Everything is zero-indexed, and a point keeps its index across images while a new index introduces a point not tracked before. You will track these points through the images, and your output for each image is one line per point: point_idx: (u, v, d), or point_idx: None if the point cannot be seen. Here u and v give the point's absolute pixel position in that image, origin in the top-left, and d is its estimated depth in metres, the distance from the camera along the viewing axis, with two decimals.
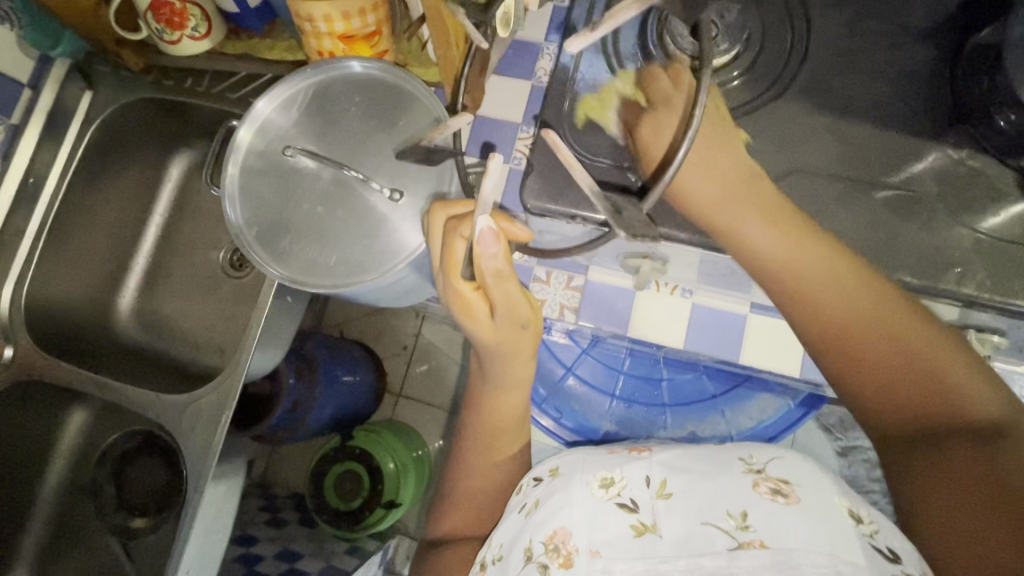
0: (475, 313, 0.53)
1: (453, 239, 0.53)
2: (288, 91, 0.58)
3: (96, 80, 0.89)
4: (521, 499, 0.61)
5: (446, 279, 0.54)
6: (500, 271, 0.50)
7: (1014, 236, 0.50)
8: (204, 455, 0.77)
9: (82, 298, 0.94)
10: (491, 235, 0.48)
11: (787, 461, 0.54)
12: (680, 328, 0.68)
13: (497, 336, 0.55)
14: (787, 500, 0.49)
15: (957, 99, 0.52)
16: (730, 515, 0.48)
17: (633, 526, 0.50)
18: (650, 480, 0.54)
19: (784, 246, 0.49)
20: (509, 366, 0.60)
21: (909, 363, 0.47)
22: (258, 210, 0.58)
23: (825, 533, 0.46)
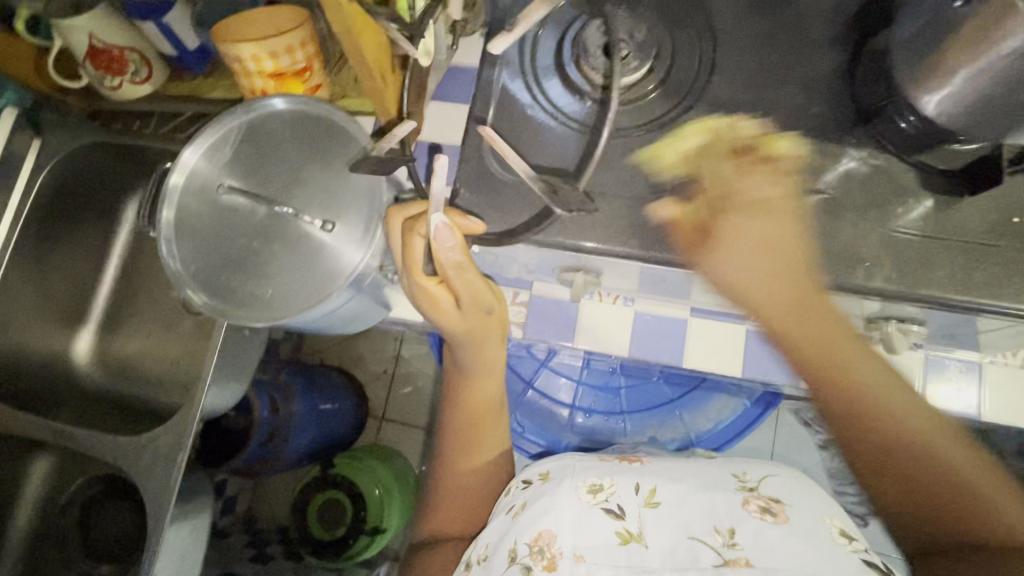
0: (441, 303, 0.59)
1: (411, 236, 0.56)
2: (218, 131, 0.60)
3: (45, 126, 0.87)
4: (509, 501, 0.67)
5: (409, 276, 0.59)
6: (461, 264, 0.55)
7: (920, 229, 0.52)
8: (161, 495, 0.77)
9: (41, 344, 0.95)
10: (446, 231, 0.53)
11: (778, 480, 0.63)
12: (624, 337, 0.69)
13: (463, 321, 0.61)
14: (775, 518, 0.57)
15: (857, 102, 0.54)
16: (717, 531, 0.56)
17: (620, 534, 0.58)
18: (639, 489, 0.61)
19: (767, 289, 0.51)
20: (480, 350, 0.65)
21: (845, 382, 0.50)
22: (195, 249, 0.59)
23: (810, 549, 0.53)
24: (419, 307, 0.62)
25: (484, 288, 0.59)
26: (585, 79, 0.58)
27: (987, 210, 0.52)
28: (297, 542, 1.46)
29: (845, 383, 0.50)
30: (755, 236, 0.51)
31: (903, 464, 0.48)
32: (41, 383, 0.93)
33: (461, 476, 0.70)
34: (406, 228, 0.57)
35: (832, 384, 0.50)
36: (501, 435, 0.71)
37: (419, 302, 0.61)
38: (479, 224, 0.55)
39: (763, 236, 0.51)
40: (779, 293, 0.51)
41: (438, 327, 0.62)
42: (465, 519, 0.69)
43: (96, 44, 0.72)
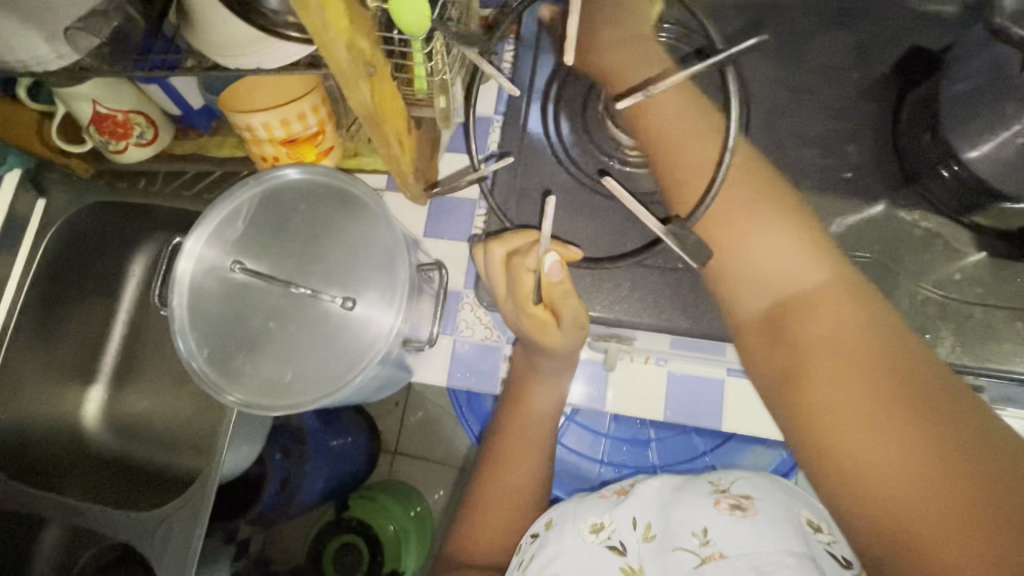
0: (546, 327, 0.55)
1: (519, 272, 0.53)
2: (230, 206, 0.57)
3: (48, 187, 0.86)
4: (519, 558, 0.62)
5: (516, 305, 0.56)
6: (569, 294, 0.50)
7: (976, 296, 0.49)
8: (179, 573, 0.73)
9: (48, 409, 0.91)
10: (558, 267, 0.48)
11: (749, 478, 0.61)
12: (658, 399, 0.67)
13: (565, 342, 0.57)
14: (746, 512, 0.55)
15: (903, 157, 0.52)
16: (694, 534, 0.54)
17: (622, 570, 0.55)
18: (636, 523, 0.59)
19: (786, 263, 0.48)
20: (564, 360, 0.62)
21: (885, 355, 0.42)
22: (209, 332, 0.56)
23: (778, 538, 0.51)
24: (523, 331, 0.59)
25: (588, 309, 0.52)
26: (613, 140, 0.58)
27: None
28: None
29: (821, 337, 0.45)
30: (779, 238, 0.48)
31: (901, 359, 0.42)
32: (47, 451, 0.90)
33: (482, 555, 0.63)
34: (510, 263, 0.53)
35: (889, 366, 0.41)
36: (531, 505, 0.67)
37: (522, 327, 0.58)
38: (575, 251, 0.52)
39: (788, 252, 0.48)
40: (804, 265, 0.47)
41: (539, 348, 0.59)
42: None
43: (100, 109, 0.70)
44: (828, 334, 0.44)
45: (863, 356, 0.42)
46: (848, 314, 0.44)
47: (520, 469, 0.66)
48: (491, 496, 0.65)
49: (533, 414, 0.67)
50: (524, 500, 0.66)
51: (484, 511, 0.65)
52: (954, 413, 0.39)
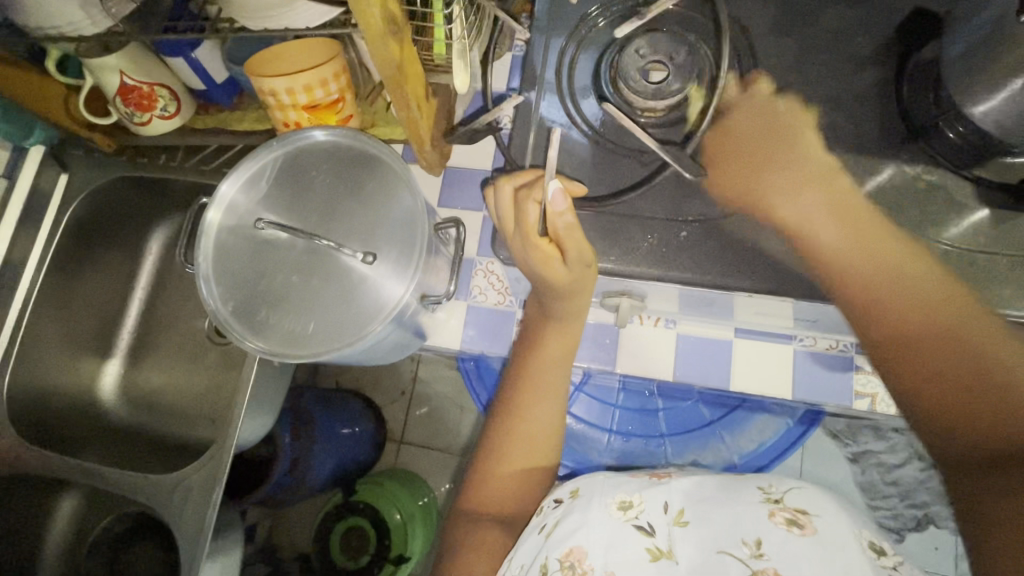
0: (551, 262, 0.57)
1: (526, 204, 0.57)
2: (255, 165, 0.59)
3: (71, 163, 0.88)
4: (541, 519, 0.65)
5: (523, 239, 0.58)
6: (572, 227, 0.54)
7: (980, 244, 0.51)
8: (197, 532, 0.75)
9: (67, 380, 0.93)
10: (561, 196, 0.52)
11: (805, 493, 0.60)
12: (668, 359, 0.68)
13: (569, 279, 0.58)
14: (802, 530, 0.55)
15: (906, 116, 0.54)
16: (744, 544, 0.54)
17: (650, 551, 0.57)
18: (668, 507, 0.60)
19: (842, 235, 0.52)
20: (571, 304, 0.62)
21: (946, 341, 0.51)
22: (233, 286, 0.58)
23: (836, 564, 0.52)
24: (529, 270, 0.61)
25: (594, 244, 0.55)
26: (626, 103, 0.57)
27: None
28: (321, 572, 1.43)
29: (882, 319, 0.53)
30: (822, 202, 0.53)
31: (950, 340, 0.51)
32: (66, 421, 0.92)
33: (491, 503, 0.67)
34: (520, 196, 0.57)
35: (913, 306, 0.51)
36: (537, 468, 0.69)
37: (527, 263, 0.60)
38: (581, 188, 0.56)
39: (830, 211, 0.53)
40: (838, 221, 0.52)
41: (545, 284, 0.60)
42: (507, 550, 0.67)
43: (127, 81, 0.72)
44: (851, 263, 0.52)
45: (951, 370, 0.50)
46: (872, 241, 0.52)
47: (533, 419, 0.68)
48: (506, 451, 0.67)
49: (549, 365, 0.67)
50: (537, 446, 0.68)
51: (498, 459, 0.68)
52: (975, 334, 0.49)
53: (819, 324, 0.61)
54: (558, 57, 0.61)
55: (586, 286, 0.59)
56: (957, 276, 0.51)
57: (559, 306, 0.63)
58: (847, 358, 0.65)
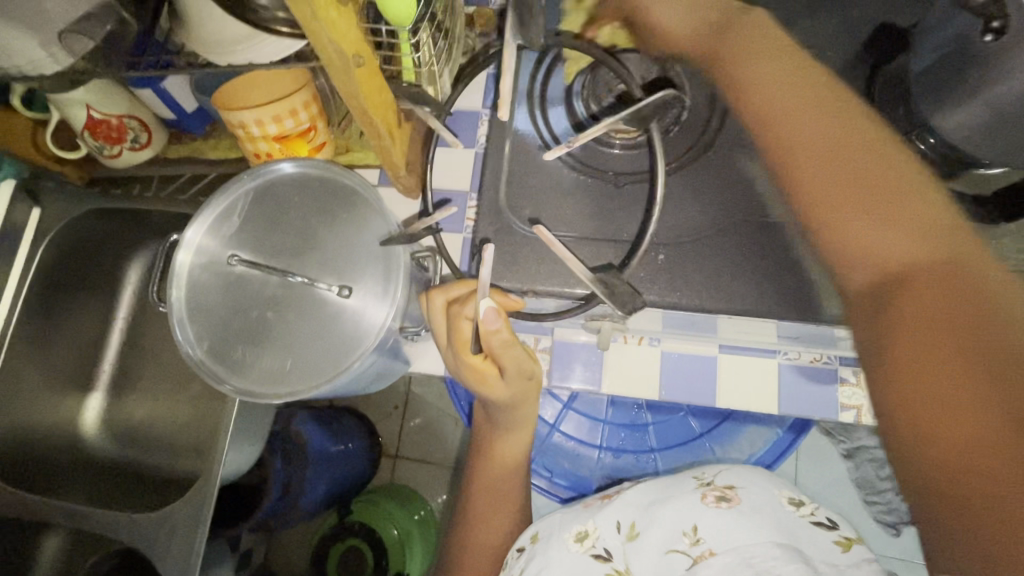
0: (487, 377, 0.58)
1: (458, 321, 0.55)
2: (225, 201, 0.58)
3: (44, 197, 0.87)
4: (507, 574, 0.66)
5: (455, 355, 0.58)
6: (505, 342, 0.53)
7: None
8: (186, 569, 0.74)
9: (48, 417, 0.91)
10: (493, 314, 0.51)
11: (733, 472, 0.66)
12: (653, 379, 0.68)
13: (509, 392, 0.59)
14: (730, 503, 0.61)
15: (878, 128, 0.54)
16: (685, 535, 0.60)
17: (610, 574, 0.61)
18: (620, 526, 0.64)
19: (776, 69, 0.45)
20: (517, 412, 0.63)
21: (840, 149, 0.42)
22: (207, 325, 0.57)
23: (762, 528, 0.58)
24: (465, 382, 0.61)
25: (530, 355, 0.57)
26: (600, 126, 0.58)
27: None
28: None
29: (824, 210, 0.41)
30: (775, 70, 0.46)
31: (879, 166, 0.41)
32: (46, 459, 0.89)
33: (478, 526, 0.71)
34: (450, 310, 0.56)
35: (861, 175, 0.41)
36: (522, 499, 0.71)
37: (464, 376, 0.60)
38: (518, 300, 0.55)
39: (774, 76, 0.45)
40: (806, 98, 0.44)
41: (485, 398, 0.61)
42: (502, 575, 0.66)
43: (95, 115, 0.71)
44: (800, 125, 0.43)
45: (887, 217, 0.39)
46: (822, 113, 0.43)
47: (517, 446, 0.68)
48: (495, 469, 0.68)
49: (524, 421, 0.65)
50: (511, 472, 0.70)
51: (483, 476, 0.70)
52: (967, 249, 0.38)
53: (801, 338, 0.61)
54: (530, 79, 0.60)
55: (527, 388, 0.60)
56: None
57: (510, 404, 0.61)
58: (830, 370, 0.65)
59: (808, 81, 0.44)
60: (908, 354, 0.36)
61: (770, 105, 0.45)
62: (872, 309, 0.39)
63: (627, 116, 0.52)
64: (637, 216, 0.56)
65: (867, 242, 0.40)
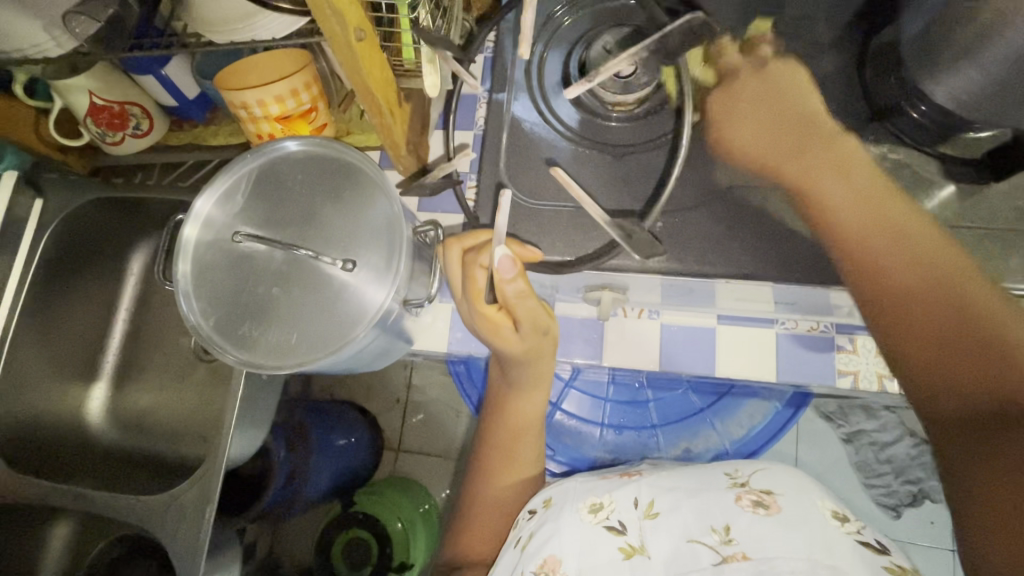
0: (501, 328, 0.62)
1: (473, 269, 0.59)
2: (230, 180, 0.59)
3: (45, 188, 0.87)
4: (517, 533, 0.67)
5: (470, 304, 0.62)
6: (520, 292, 0.57)
7: (947, 218, 0.52)
8: (194, 549, 0.75)
9: (53, 406, 0.92)
10: (507, 262, 0.54)
11: (771, 475, 0.64)
12: (653, 352, 0.69)
13: (522, 346, 0.63)
14: (768, 510, 0.58)
15: (870, 97, 0.55)
16: (713, 531, 0.58)
17: (622, 549, 0.59)
18: (638, 502, 0.63)
19: (849, 188, 0.51)
20: (534, 369, 0.67)
21: (947, 296, 0.45)
22: (213, 301, 0.58)
23: (801, 538, 0.55)
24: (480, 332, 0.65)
25: (543, 309, 0.60)
26: (596, 99, 0.58)
27: (1012, 194, 0.52)
28: None
29: (882, 298, 0.48)
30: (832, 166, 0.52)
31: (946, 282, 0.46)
32: (53, 447, 0.90)
33: (485, 495, 0.71)
34: (466, 260, 0.59)
35: (909, 259, 0.48)
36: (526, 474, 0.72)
37: (479, 326, 0.65)
38: (537, 252, 0.55)
39: (828, 168, 0.52)
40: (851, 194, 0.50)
41: (501, 353, 0.65)
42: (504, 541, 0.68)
43: (96, 101, 0.72)
44: (845, 213, 0.51)
45: (936, 319, 0.45)
46: (868, 199, 0.50)
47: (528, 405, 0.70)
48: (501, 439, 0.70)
49: (538, 376, 0.68)
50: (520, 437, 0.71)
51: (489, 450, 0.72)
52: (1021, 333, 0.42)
53: (798, 307, 0.62)
54: (526, 56, 0.61)
55: (542, 344, 0.64)
56: None
57: (524, 358, 0.65)
58: (827, 339, 0.66)
59: (859, 176, 0.51)
60: (970, 459, 0.40)
61: (820, 201, 0.51)
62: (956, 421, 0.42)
63: (652, 44, 0.52)
64: (652, 173, 0.57)
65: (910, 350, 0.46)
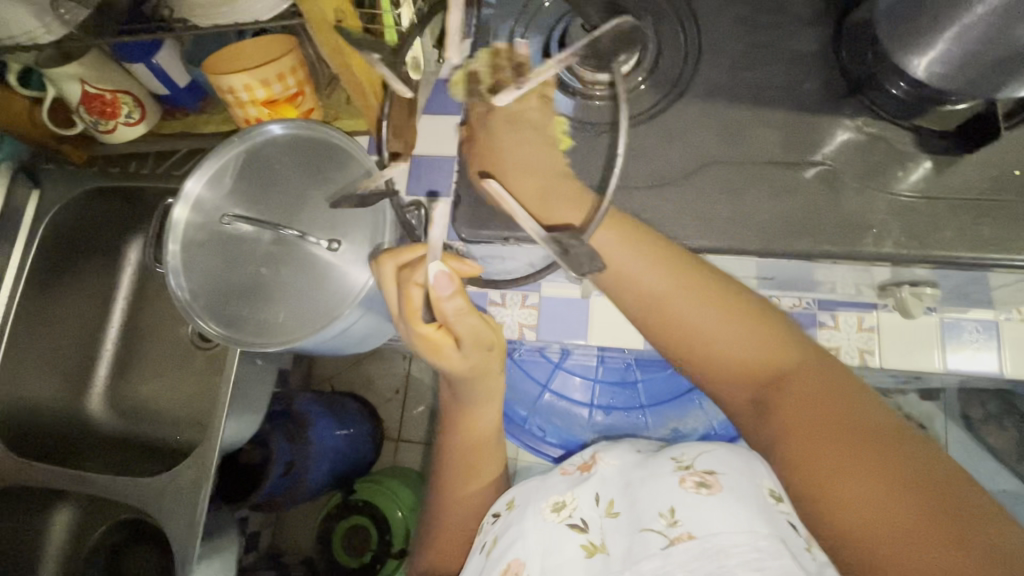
0: (442, 351, 0.54)
1: (409, 286, 0.53)
2: (218, 163, 0.60)
3: (42, 178, 0.89)
4: (482, 538, 0.66)
5: (407, 325, 0.55)
6: (460, 310, 0.52)
7: (923, 192, 0.52)
8: (189, 530, 0.76)
9: (54, 392, 0.94)
10: (445, 279, 0.50)
11: (714, 454, 0.63)
12: (636, 330, 0.70)
13: (467, 364, 0.56)
14: (710, 490, 0.57)
15: (846, 73, 0.56)
16: (661, 516, 0.56)
17: (585, 547, 0.59)
18: (598, 500, 0.64)
19: (693, 303, 0.48)
20: (481, 385, 0.61)
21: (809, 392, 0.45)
22: (203, 281, 0.59)
23: (742, 512, 0.54)
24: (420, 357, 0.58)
25: (486, 325, 0.54)
26: (576, 79, 0.59)
27: (986, 164, 0.52)
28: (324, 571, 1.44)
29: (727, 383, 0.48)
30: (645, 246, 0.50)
31: (774, 381, 0.47)
32: (54, 432, 0.93)
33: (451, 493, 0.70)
34: (403, 276, 0.54)
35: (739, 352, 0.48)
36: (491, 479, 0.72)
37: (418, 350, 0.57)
38: (476, 266, 0.56)
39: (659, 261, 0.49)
40: (693, 288, 0.48)
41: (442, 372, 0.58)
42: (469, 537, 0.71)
43: (89, 89, 0.73)
44: (697, 317, 0.48)
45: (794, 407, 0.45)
46: (707, 299, 0.48)
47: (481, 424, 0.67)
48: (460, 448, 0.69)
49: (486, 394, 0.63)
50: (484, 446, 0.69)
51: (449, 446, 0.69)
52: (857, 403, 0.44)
53: (778, 281, 0.64)
54: (507, 38, 0.62)
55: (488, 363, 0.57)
56: (900, 223, 0.52)
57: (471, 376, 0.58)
58: None
59: (695, 276, 0.49)
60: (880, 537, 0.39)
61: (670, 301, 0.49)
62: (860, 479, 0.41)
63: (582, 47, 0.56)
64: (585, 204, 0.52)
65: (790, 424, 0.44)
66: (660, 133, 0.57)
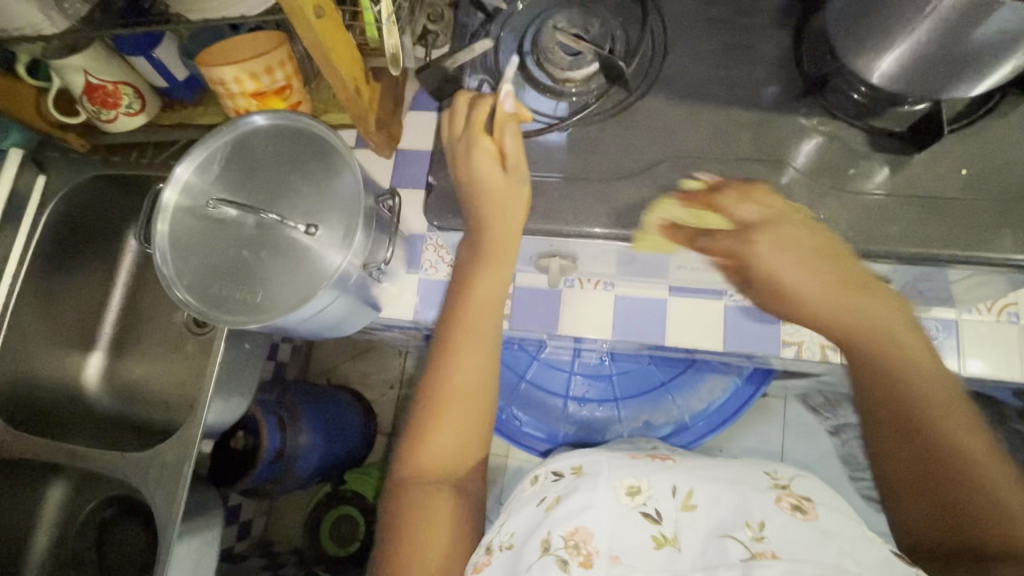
0: (485, 166, 0.57)
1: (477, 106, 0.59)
2: (206, 151, 0.63)
3: (49, 166, 0.93)
4: (540, 492, 0.63)
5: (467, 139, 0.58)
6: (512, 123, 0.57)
7: (873, 189, 0.54)
8: (171, 505, 0.79)
9: (52, 372, 0.98)
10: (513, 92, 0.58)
11: (809, 482, 0.59)
12: (605, 320, 0.72)
13: (503, 189, 0.57)
14: (804, 516, 0.53)
15: (803, 74, 0.58)
16: (747, 526, 0.52)
17: (654, 538, 0.54)
18: (676, 491, 0.57)
19: (800, 262, 0.53)
20: (487, 247, 0.59)
21: (897, 365, 0.53)
22: (187, 261, 0.62)
23: (831, 546, 0.49)
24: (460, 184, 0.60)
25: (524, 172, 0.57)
26: (549, 77, 0.61)
27: (935, 163, 0.54)
28: (313, 560, 1.47)
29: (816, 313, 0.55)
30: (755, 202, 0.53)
31: (872, 333, 0.54)
32: (51, 410, 0.96)
33: (435, 453, 0.59)
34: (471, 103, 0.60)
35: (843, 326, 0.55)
36: (477, 382, 0.61)
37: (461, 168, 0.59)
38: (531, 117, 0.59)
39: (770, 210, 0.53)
40: (794, 257, 0.53)
41: (474, 199, 0.58)
42: (453, 449, 0.60)
43: (91, 80, 0.77)
44: (773, 263, 0.54)
45: (871, 376, 0.54)
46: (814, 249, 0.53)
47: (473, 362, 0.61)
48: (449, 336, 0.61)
49: (485, 298, 0.61)
50: (479, 393, 0.61)
51: (440, 359, 0.61)
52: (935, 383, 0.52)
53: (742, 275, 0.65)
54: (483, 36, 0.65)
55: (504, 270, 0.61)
56: (848, 219, 0.54)
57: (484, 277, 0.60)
58: None
59: (801, 233, 0.52)
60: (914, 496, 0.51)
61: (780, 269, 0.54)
62: (902, 439, 0.52)
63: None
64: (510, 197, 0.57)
65: (897, 366, 0.53)
66: (625, 128, 0.59)
